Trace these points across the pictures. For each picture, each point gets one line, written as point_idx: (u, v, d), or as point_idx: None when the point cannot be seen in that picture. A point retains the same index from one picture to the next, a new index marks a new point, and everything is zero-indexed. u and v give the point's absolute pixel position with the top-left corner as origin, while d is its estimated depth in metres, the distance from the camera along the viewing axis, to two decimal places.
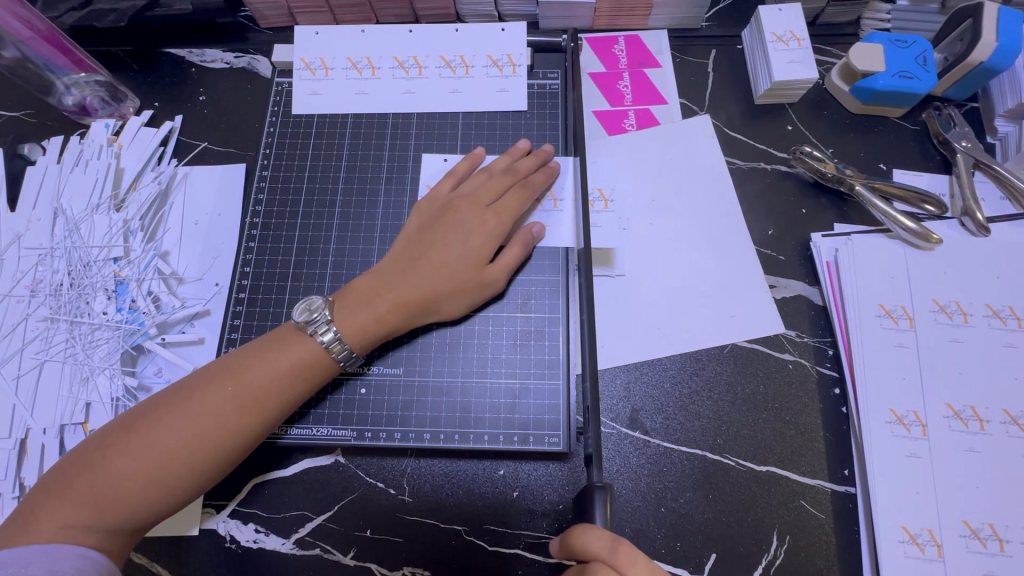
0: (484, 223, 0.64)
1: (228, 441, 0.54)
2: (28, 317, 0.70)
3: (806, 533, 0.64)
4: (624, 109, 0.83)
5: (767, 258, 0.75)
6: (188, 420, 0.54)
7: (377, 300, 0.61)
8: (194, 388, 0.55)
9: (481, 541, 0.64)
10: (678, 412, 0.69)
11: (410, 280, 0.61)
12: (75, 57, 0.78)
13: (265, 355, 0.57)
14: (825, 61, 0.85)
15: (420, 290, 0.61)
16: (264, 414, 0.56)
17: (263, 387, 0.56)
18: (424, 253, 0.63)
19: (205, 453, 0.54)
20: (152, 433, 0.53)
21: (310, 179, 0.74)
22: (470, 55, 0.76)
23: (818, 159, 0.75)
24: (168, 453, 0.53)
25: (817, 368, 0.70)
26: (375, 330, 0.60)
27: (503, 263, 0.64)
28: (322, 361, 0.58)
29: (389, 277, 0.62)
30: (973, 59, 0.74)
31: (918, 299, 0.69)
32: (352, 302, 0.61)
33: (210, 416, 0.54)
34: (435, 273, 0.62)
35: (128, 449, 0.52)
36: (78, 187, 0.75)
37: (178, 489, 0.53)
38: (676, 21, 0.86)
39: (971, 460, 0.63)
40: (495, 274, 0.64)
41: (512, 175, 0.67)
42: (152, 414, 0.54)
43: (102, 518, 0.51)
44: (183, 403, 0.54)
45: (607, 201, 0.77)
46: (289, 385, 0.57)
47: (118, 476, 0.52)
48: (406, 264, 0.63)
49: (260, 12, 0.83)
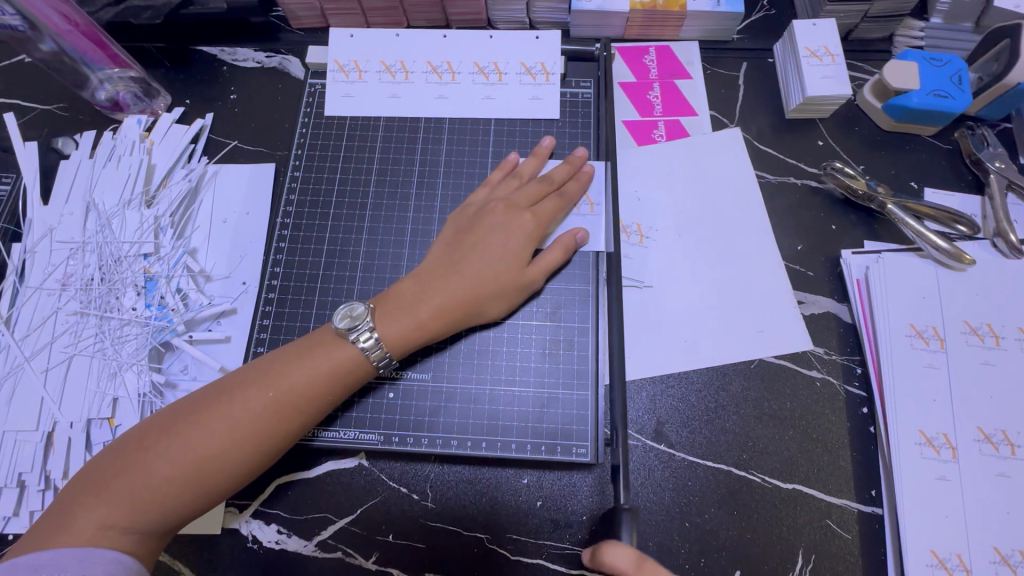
0: (523, 227, 0.64)
1: (265, 445, 0.55)
2: (58, 310, 0.70)
3: (831, 553, 0.63)
4: (654, 119, 0.83)
5: (796, 273, 0.75)
6: (225, 424, 0.54)
7: (417, 307, 0.61)
8: (231, 391, 0.55)
9: (504, 550, 0.63)
10: (703, 426, 0.68)
11: (451, 285, 0.61)
12: (111, 52, 0.78)
13: (303, 359, 0.57)
14: (857, 78, 0.84)
15: (461, 296, 0.61)
16: (301, 419, 0.56)
17: (301, 392, 0.56)
18: (463, 258, 0.63)
19: (242, 457, 0.54)
20: (190, 436, 0.53)
21: (341, 181, 0.74)
22: (504, 62, 0.77)
23: (850, 175, 0.75)
24: (205, 455, 0.53)
25: (845, 386, 0.70)
26: (415, 336, 0.60)
27: (542, 265, 0.64)
28: (359, 367, 0.58)
29: (429, 282, 0.62)
30: (1010, 79, 0.74)
31: (949, 320, 0.69)
32: (392, 307, 0.60)
33: (248, 420, 0.54)
34: (476, 278, 0.62)
35: (166, 450, 0.52)
36: (110, 182, 0.75)
37: (214, 492, 0.54)
38: (708, 33, 0.86)
39: (1001, 485, 0.63)
40: (535, 274, 0.64)
41: (547, 183, 0.68)
42: (189, 416, 0.54)
43: (138, 519, 0.51)
44: (221, 406, 0.54)
45: (642, 235, 0.76)
46: (326, 390, 0.57)
47: (155, 478, 0.52)
48: (445, 269, 0.63)
49: (294, 13, 0.84)
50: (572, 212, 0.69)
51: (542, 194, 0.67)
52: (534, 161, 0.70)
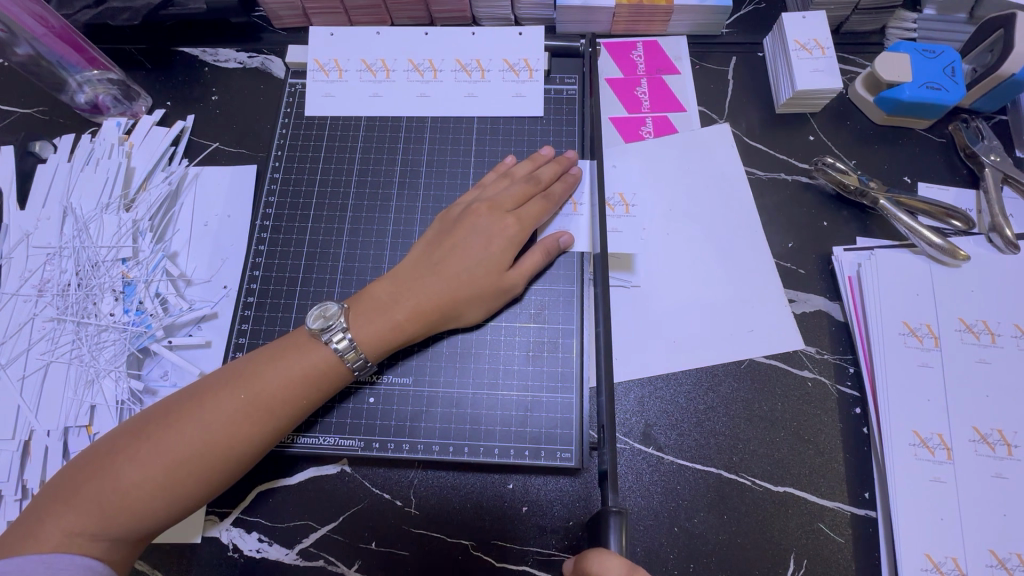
0: (506, 229, 0.63)
1: (239, 449, 0.53)
2: (35, 316, 0.69)
3: (823, 557, 0.62)
4: (642, 116, 0.82)
5: (787, 271, 0.73)
6: (199, 428, 0.52)
7: (394, 309, 0.59)
8: (205, 395, 0.54)
9: (489, 557, 0.62)
10: (693, 429, 0.67)
11: (429, 285, 0.60)
12: (89, 55, 0.77)
13: (279, 361, 0.56)
14: (848, 71, 0.83)
15: (439, 296, 0.60)
16: (276, 423, 0.55)
17: (276, 395, 0.55)
18: (441, 261, 0.62)
19: (215, 462, 0.53)
20: (161, 440, 0.52)
21: (321, 182, 0.73)
22: (487, 59, 0.75)
23: (841, 170, 0.74)
24: (177, 460, 0.51)
25: (838, 386, 0.68)
26: (391, 337, 0.59)
27: (524, 267, 0.63)
28: (336, 369, 0.57)
29: (407, 282, 0.61)
30: (1004, 70, 0.72)
31: (944, 318, 0.67)
32: (368, 308, 0.59)
33: (221, 423, 0.53)
34: (455, 279, 0.61)
35: (137, 455, 0.51)
36: (88, 186, 0.74)
37: (187, 497, 0.52)
38: (696, 27, 0.84)
39: (998, 487, 0.61)
40: (515, 278, 0.63)
41: (534, 183, 0.66)
42: (161, 420, 0.53)
43: (107, 526, 0.50)
44: (193, 409, 0.53)
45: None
46: (301, 393, 0.56)
47: (125, 484, 0.50)
48: (424, 269, 0.61)
49: (275, 12, 0.83)
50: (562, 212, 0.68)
51: (530, 197, 0.65)
52: (527, 164, 0.68)
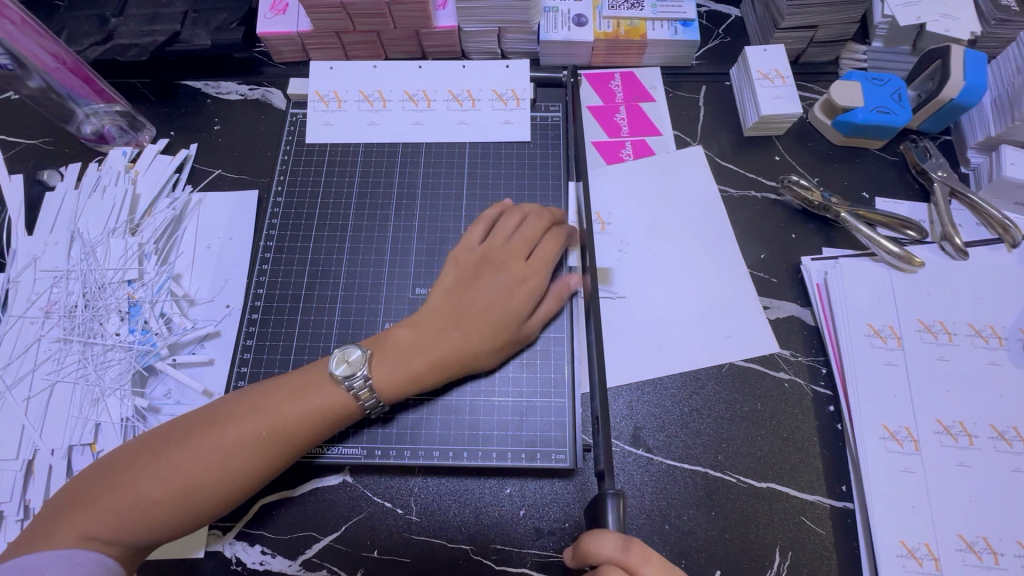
0: (523, 280, 0.66)
1: (253, 471, 0.56)
2: (41, 338, 0.70)
3: (807, 548, 0.65)
4: (622, 140, 0.88)
5: (761, 281, 0.79)
6: (216, 449, 0.55)
7: (413, 359, 0.62)
8: (224, 417, 0.57)
9: (488, 561, 0.64)
10: (679, 430, 0.70)
11: (449, 337, 0.63)
12: (97, 88, 0.81)
13: (297, 391, 0.59)
14: (807, 97, 0.91)
15: (458, 348, 0.63)
16: (290, 451, 0.57)
17: (292, 425, 0.57)
18: (460, 313, 0.64)
19: (228, 483, 0.55)
20: (179, 455, 0.54)
21: (322, 205, 0.77)
22: (476, 89, 0.81)
23: (805, 187, 0.80)
24: (193, 479, 0.54)
25: (812, 386, 0.73)
26: (406, 386, 0.62)
27: (541, 314, 0.67)
28: (350, 408, 0.59)
29: (428, 331, 0.63)
30: (944, 96, 0.80)
31: (904, 320, 0.73)
32: (389, 355, 0.62)
33: (237, 444, 0.55)
34: (475, 334, 0.64)
35: (154, 470, 0.53)
36: (95, 212, 0.77)
37: (200, 514, 0.55)
38: (668, 59, 0.91)
39: (963, 474, 0.65)
40: (532, 324, 0.66)
41: (546, 222, 0.70)
42: (181, 438, 0.55)
43: (122, 535, 0.52)
44: (212, 431, 0.56)
45: (609, 245, 0.80)
46: (318, 425, 0.58)
47: (141, 497, 0.53)
48: (444, 322, 0.64)
49: (276, 48, 0.88)
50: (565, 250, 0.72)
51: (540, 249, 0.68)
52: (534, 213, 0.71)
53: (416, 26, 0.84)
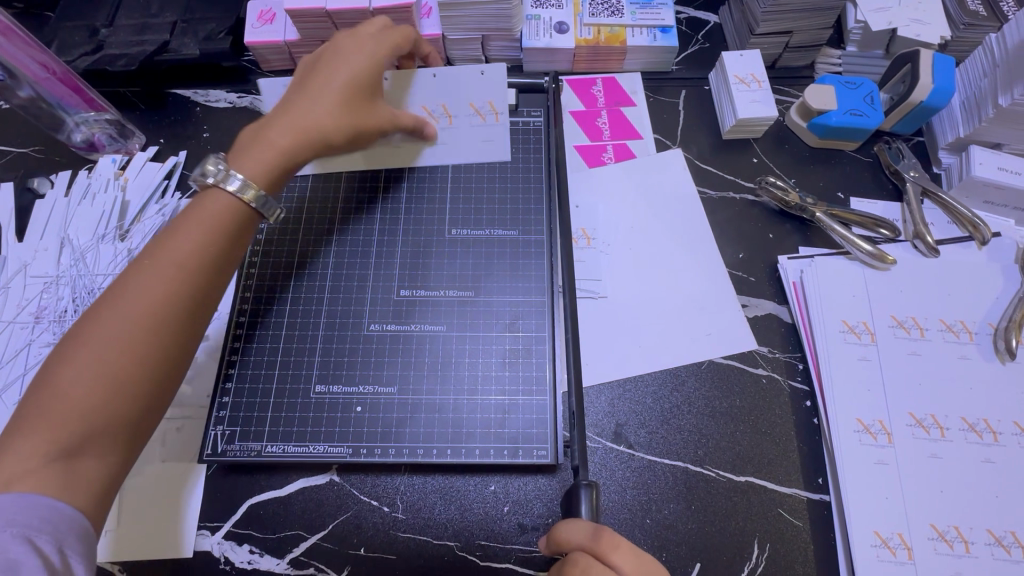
0: (375, 82, 0.66)
1: (178, 302, 0.53)
2: (31, 342, 0.71)
3: (785, 540, 0.67)
4: (603, 144, 0.90)
5: (739, 280, 0.80)
6: (119, 314, 0.51)
7: (279, 133, 0.61)
8: (110, 292, 0.52)
9: (473, 556, 0.65)
10: (660, 426, 0.72)
11: (306, 115, 0.62)
12: (87, 97, 0.82)
13: (178, 230, 0.56)
14: (784, 101, 0.93)
15: (306, 120, 0.62)
16: (202, 276, 0.55)
17: (191, 249, 0.55)
18: (320, 73, 0.64)
19: (155, 323, 0.51)
20: (79, 350, 0.49)
21: (308, 209, 0.78)
22: (450, 104, 0.75)
23: (782, 188, 0.82)
24: (108, 352, 0.49)
25: (789, 382, 0.74)
26: (268, 162, 0.60)
27: (390, 115, 0.69)
28: (236, 209, 0.58)
29: (294, 141, 0.61)
30: (914, 98, 0.82)
31: (878, 316, 0.75)
32: (254, 146, 0.60)
33: (140, 299, 0.51)
34: (320, 108, 0.62)
35: (62, 364, 0.48)
36: (85, 218, 0.78)
37: (132, 381, 0.50)
38: (649, 65, 0.94)
39: (934, 465, 0.67)
40: (382, 118, 0.67)
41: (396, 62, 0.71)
42: (79, 332, 0.50)
43: (63, 441, 0.47)
44: (106, 306, 0.51)
45: (589, 239, 0.82)
46: (214, 239, 0.56)
47: (63, 394, 0.47)
48: (303, 82, 0.64)
49: (264, 57, 0.90)
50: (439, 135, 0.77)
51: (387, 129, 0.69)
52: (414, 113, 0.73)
53: None
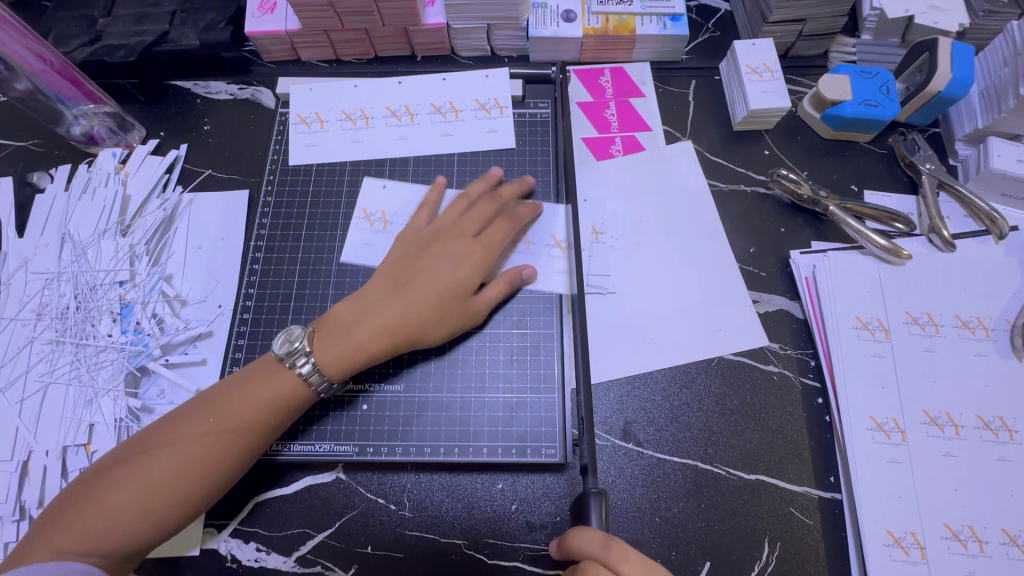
0: (472, 253, 0.68)
1: (227, 456, 0.57)
2: (33, 340, 0.71)
3: (795, 539, 0.66)
4: (611, 135, 0.88)
5: (750, 274, 0.79)
6: (177, 452, 0.56)
7: (363, 332, 0.63)
8: (181, 424, 0.58)
9: (481, 555, 0.65)
10: (669, 424, 0.71)
11: (391, 309, 0.64)
12: (86, 89, 0.81)
13: (247, 386, 0.60)
14: (797, 91, 0.91)
15: (401, 319, 0.64)
16: (253, 439, 0.59)
17: (242, 418, 0.58)
18: (413, 276, 0.66)
19: (206, 466, 0.56)
20: (140, 474, 0.55)
21: (312, 204, 0.77)
22: (459, 101, 0.81)
23: (794, 181, 0.80)
24: (162, 481, 0.55)
25: (801, 379, 0.73)
26: (354, 359, 0.62)
27: (486, 296, 0.67)
28: (298, 392, 0.60)
29: (368, 304, 0.65)
30: (931, 88, 0.80)
31: (892, 312, 0.73)
32: (330, 330, 0.64)
33: (192, 446, 0.56)
34: (420, 302, 0.65)
35: (119, 480, 0.55)
36: (85, 213, 0.77)
37: (174, 506, 0.55)
38: (658, 54, 0.91)
39: (948, 464, 0.66)
40: (479, 304, 0.67)
41: (495, 204, 0.71)
42: (142, 450, 0.57)
43: (100, 543, 0.53)
44: (171, 438, 0.57)
45: (599, 234, 0.81)
46: (267, 416, 0.59)
47: (111, 507, 0.54)
48: (391, 291, 0.65)
49: (265, 48, 0.88)
50: (520, 248, 0.73)
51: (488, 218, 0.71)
52: (480, 183, 0.74)
53: (404, 24, 0.84)
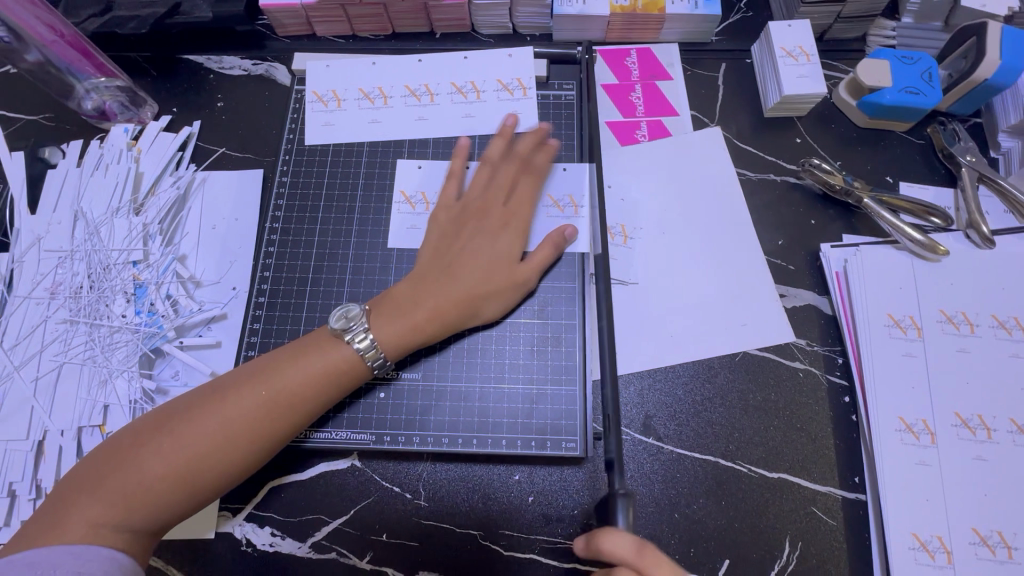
0: (507, 224, 0.67)
1: (272, 432, 0.56)
2: (47, 318, 0.70)
3: (817, 539, 0.65)
4: (637, 120, 0.85)
5: (777, 267, 0.77)
6: (221, 423, 0.55)
7: (419, 311, 0.62)
8: (226, 392, 0.56)
9: (497, 546, 0.64)
10: (690, 419, 0.70)
11: (446, 288, 0.63)
12: (96, 61, 0.78)
13: (300, 358, 0.59)
14: (833, 76, 0.87)
15: (458, 296, 0.63)
16: (299, 415, 0.57)
17: (294, 391, 0.57)
18: (463, 255, 0.65)
19: (249, 442, 0.55)
20: (180, 443, 0.53)
21: (328, 185, 0.75)
22: (481, 80, 0.78)
23: (827, 171, 0.77)
24: (202, 452, 0.54)
25: (827, 376, 0.71)
26: (410, 337, 0.62)
27: (533, 263, 0.66)
28: (355, 367, 0.59)
29: (424, 284, 0.64)
30: (977, 76, 0.76)
31: (926, 310, 0.71)
32: (386, 309, 0.62)
33: (244, 417, 0.55)
34: (472, 278, 0.64)
35: (158, 448, 0.53)
36: (98, 190, 0.76)
37: (211, 482, 0.54)
38: (687, 35, 0.88)
39: (978, 468, 0.64)
40: (528, 271, 0.65)
41: (523, 170, 0.70)
42: (183, 416, 0.55)
43: (131, 517, 0.52)
44: (215, 405, 0.55)
45: (626, 236, 0.78)
46: (318, 391, 0.58)
47: (148, 476, 0.52)
48: (447, 271, 0.64)
49: (279, 21, 0.85)
50: (552, 210, 0.71)
51: (524, 189, 0.70)
52: (499, 140, 0.72)
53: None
